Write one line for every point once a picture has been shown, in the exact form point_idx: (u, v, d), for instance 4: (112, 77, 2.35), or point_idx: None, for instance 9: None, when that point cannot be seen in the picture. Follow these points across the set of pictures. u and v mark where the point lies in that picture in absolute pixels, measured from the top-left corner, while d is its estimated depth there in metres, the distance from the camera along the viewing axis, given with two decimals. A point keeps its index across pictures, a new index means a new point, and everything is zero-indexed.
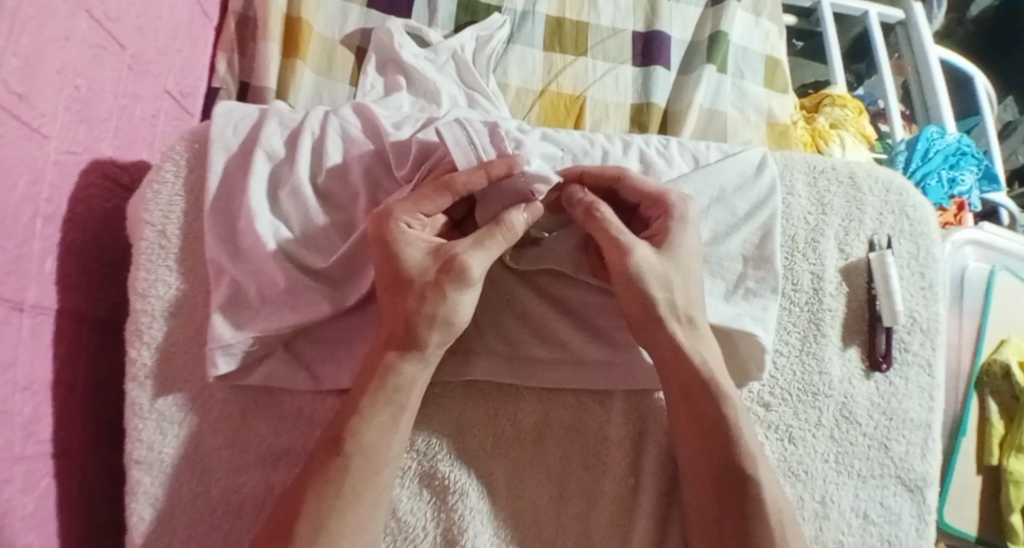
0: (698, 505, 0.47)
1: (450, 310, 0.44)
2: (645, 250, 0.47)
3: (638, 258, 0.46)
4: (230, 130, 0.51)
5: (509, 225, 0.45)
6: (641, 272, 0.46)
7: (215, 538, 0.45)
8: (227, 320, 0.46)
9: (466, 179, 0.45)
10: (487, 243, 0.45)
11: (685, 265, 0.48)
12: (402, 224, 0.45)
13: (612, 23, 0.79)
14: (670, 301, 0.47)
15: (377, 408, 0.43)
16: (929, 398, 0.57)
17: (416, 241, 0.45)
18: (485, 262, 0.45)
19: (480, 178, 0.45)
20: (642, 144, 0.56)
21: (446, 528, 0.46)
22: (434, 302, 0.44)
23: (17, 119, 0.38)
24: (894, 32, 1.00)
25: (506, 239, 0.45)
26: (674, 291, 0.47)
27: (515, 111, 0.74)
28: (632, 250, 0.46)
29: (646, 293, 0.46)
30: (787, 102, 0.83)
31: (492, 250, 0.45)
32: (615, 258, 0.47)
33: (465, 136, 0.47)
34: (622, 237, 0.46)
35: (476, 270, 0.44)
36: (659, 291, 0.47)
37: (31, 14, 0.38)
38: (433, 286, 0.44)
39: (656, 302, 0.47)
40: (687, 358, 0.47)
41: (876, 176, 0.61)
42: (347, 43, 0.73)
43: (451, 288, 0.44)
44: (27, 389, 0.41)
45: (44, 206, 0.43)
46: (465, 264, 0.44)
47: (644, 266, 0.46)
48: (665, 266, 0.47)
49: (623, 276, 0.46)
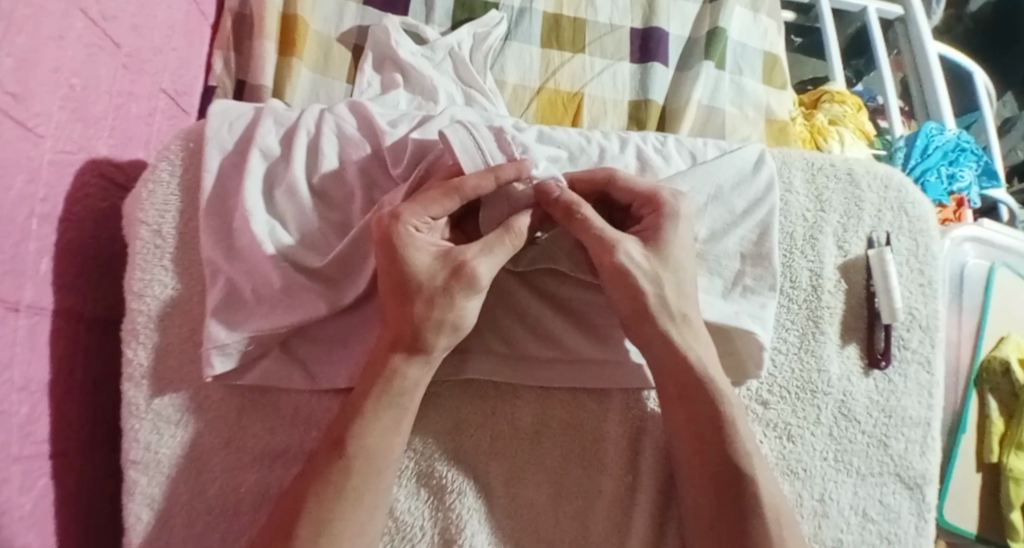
0: (696, 503, 0.47)
1: (459, 315, 0.44)
2: (632, 248, 0.47)
3: (623, 255, 0.46)
4: (225, 129, 0.51)
5: (518, 231, 0.45)
6: (627, 268, 0.46)
7: (213, 538, 0.45)
8: (222, 320, 0.46)
9: (476, 183, 0.44)
10: (496, 249, 0.45)
11: (675, 264, 0.48)
12: (411, 227, 0.44)
13: (610, 19, 0.79)
14: (661, 297, 0.47)
15: (382, 411, 0.43)
16: (929, 395, 0.56)
17: (425, 245, 0.44)
18: (494, 268, 0.45)
19: (489, 182, 0.45)
20: (639, 141, 0.56)
21: (443, 527, 0.46)
22: (441, 307, 0.44)
23: (12, 119, 0.38)
24: (893, 27, 1.00)
25: (514, 245, 0.45)
26: (664, 285, 0.47)
27: (513, 108, 0.74)
28: (617, 247, 0.46)
29: (636, 290, 0.46)
30: (786, 99, 0.83)
31: (501, 256, 0.45)
32: (602, 256, 0.46)
33: (471, 139, 0.46)
34: (608, 234, 0.46)
35: (485, 277, 0.44)
36: (648, 286, 0.46)
37: (25, 13, 0.38)
38: (440, 291, 0.44)
39: (645, 295, 0.46)
40: (683, 354, 0.47)
41: (875, 172, 0.61)
42: (343, 41, 0.73)
43: (460, 294, 0.44)
44: (24, 390, 0.41)
45: (40, 206, 0.42)
46: (476, 271, 0.44)
47: (630, 263, 0.46)
48: (653, 263, 0.47)
49: (613, 273, 0.46)
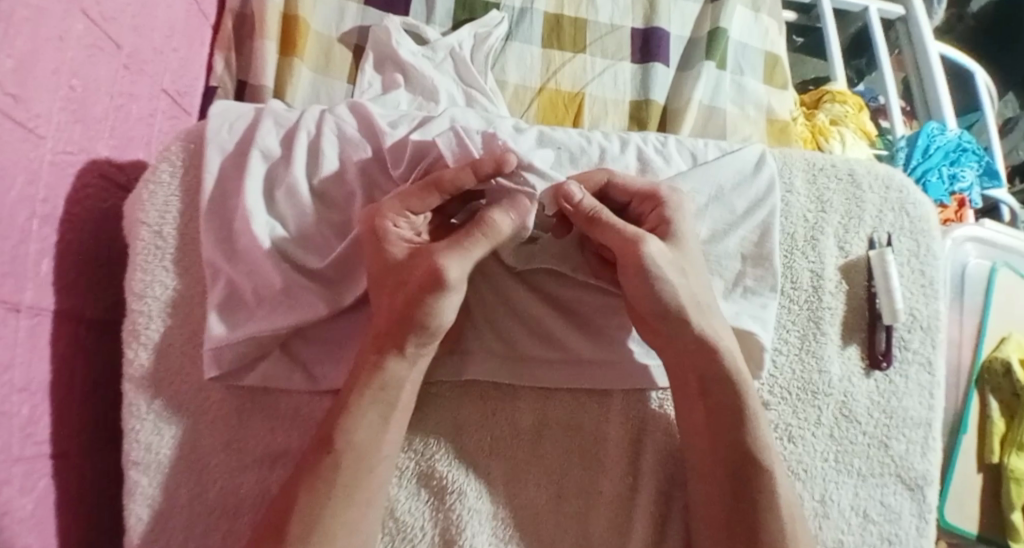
0: (704, 502, 0.47)
1: (428, 313, 0.44)
2: (656, 243, 0.46)
3: (651, 249, 0.46)
4: (225, 130, 0.51)
5: (491, 224, 0.45)
6: (655, 263, 0.45)
7: (213, 538, 0.45)
8: (222, 320, 0.46)
9: (453, 175, 0.45)
10: (466, 244, 0.44)
11: (690, 255, 0.48)
12: (388, 222, 0.46)
13: (611, 19, 0.79)
14: (686, 286, 0.47)
15: (366, 406, 0.43)
16: (930, 396, 0.56)
17: (399, 238, 0.46)
18: (464, 264, 0.44)
19: (467, 176, 0.45)
20: (639, 142, 0.56)
21: (444, 528, 0.46)
22: (413, 304, 0.44)
23: (13, 120, 0.37)
24: (894, 27, 1.00)
25: (488, 239, 0.45)
26: (687, 277, 0.47)
27: (514, 108, 0.74)
28: (644, 242, 0.45)
29: (660, 285, 0.46)
30: (787, 99, 0.83)
31: (473, 250, 0.44)
32: (627, 252, 0.46)
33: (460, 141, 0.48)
34: (630, 231, 0.46)
35: (454, 273, 0.43)
36: (675, 277, 0.46)
37: (25, 15, 0.38)
38: (413, 288, 0.44)
39: (673, 288, 0.46)
40: (714, 347, 0.47)
41: (875, 173, 0.61)
42: (344, 41, 0.73)
43: (428, 291, 0.43)
44: (24, 390, 0.41)
45: (41, 207, 0.42)
46: (441, 265, 0.43)
47: (657, 257, 0.46)
48: (674, 257, 0.47)
49: (636, 270, 0.46)
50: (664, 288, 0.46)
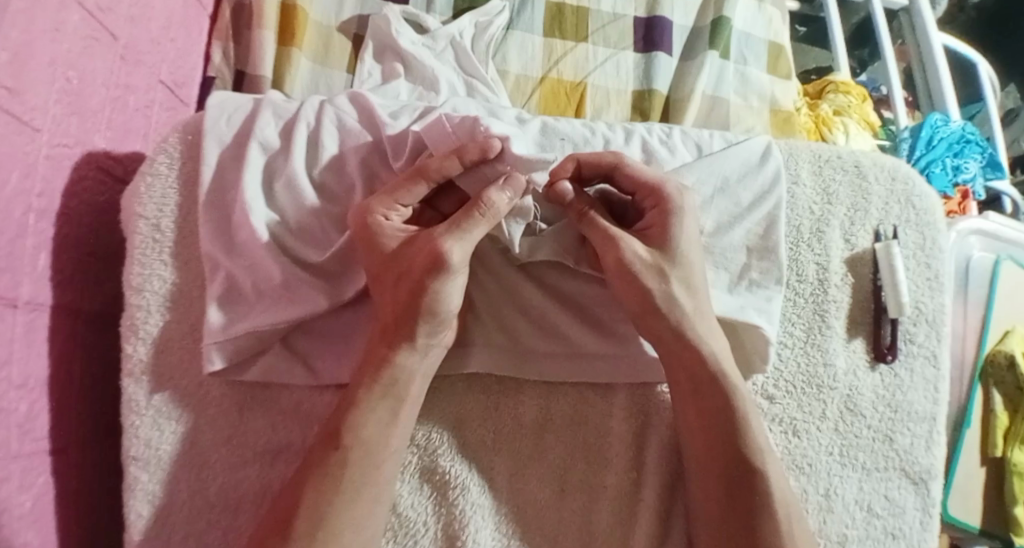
0: (706, 499, 0.46)
1: (435, 299, 0.43)
2: (636, 245, 0.47)
3: (628, 251, 0.46)
4: (224, 121, 0.50)
5: (488, 203, 0.43)
6: (633, 264, 0.46)
7: (214, 534, 0.45)
8: (222, 314, 0.46)
9: (439, 164, 0.45)
10: (466, 226, 0.43)
11: (683, 261, 0.47)
12: (379, 216, 0.45)
13: (613, 7, 0.78)
14: (666, 292, 0.46)
15: (373, 401, 0.43)
16: (935, 389, 0.56)
17: (393, 230, 0.45)
18: (466, 246, 0.43)
19: (453, 163, 0.45)
20: (643, 132, 0.55)
21: (447, 523, 0.46)
22: (416, 293, 0.43)
23: (7, 113, 0.37)
24: (898, 17, 0.98)
25: (486, 219, 0.43)
26: (671, 284, 0.47)
27: (515, 98, 0.73)
28: (622, 244, 0.46)
29: (642, 286, 0.46)
30: (790, 90, 0.82)
31: (472, 232, 0.43)
32: (608, 253, 0.46)
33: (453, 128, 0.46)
34: (613, 232, 0.46)
35: (456, 256, 0.43)
36: (655, 283, 0.46)
37: (20, 6, 0.37)
38: (416, 274, 0.43)
39: (653, 293, 0.46)
40: (706, 347, 0.47)
41: (882, 164, 0.60)
42: (343, 30, 0.71)
43: (430, 277, 0.43)
44: (23, 387, 0.40)
45: (36, 201, 0.41)
46: (443, 250, 0.42)
47: (635, 260, 0.46)
48: (654, 261, 0.47)
49: (616, 269, 0.46)
50: (651, 292, 0.46)
